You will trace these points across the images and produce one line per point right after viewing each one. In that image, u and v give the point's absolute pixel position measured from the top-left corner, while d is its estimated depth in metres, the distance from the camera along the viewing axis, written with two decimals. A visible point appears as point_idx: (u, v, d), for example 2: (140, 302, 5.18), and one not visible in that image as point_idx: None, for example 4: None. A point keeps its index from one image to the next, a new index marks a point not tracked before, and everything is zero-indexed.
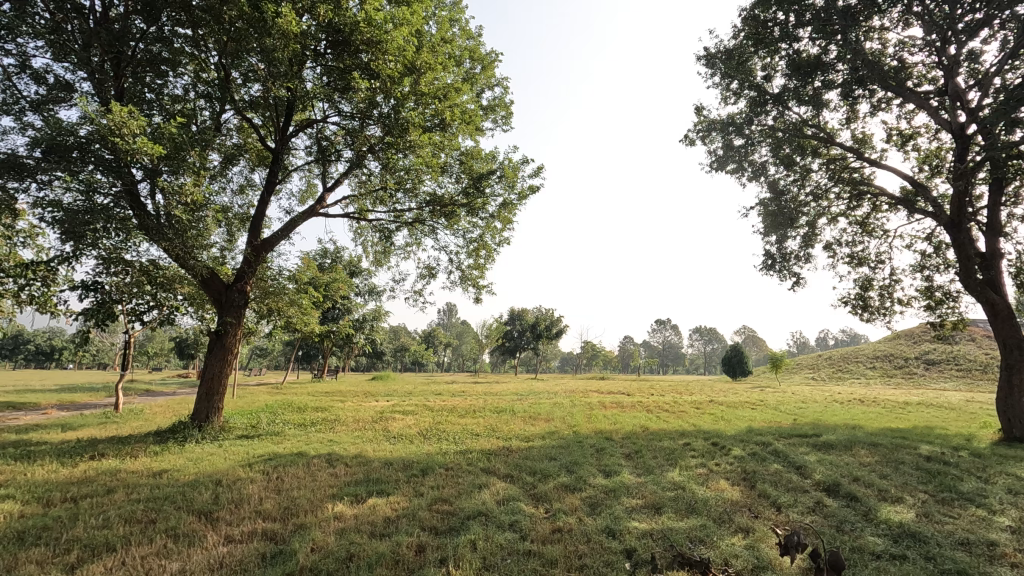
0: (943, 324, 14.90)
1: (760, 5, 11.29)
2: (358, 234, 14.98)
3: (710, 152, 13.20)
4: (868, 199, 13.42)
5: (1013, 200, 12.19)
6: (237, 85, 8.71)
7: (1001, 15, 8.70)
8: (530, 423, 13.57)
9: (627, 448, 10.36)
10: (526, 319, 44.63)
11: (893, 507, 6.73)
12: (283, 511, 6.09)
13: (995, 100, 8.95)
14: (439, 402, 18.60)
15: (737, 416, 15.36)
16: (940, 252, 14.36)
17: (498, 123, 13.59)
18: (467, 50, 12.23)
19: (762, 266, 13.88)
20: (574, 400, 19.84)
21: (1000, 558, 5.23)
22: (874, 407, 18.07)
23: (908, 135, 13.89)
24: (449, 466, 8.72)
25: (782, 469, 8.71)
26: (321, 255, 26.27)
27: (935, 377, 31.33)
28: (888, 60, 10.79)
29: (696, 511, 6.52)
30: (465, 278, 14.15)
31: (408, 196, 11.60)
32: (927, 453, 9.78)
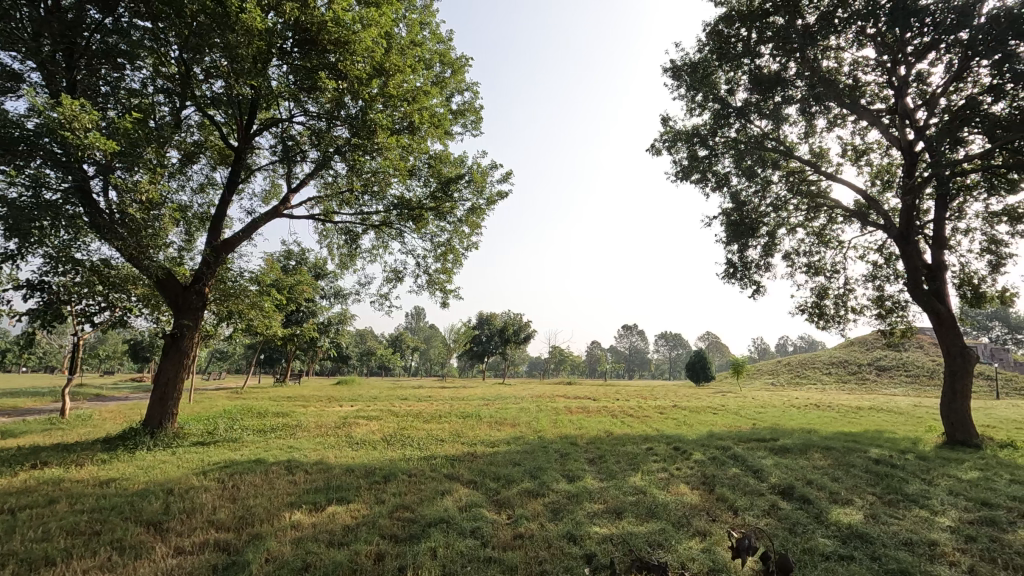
0: (893, 331, 15.56)
1: (724, 20, 11.63)
2: (324, 236, 14.76)
3: (675, 162, 13.48)
4: (824, 211, 13.95)
5: (956, 215, 12.87)
6: (199, 81, 8.46)
7: (947, 40, 9.19)
8: (496, 428, 13.55)
9: (591, 453, 10.45)
10: (494, 324, 44.61)
11: (843, 509, 6.99)
12: (238, 520, 5.92)
13: (940, 120, 9.42)
14: (405, 407, 18.38)
15: (699, 420, 15.69)
16: (891, 263, 15.02)
17: (468, 127, 13.61)
18: (438, 54, 12.26)
19: (724, 274, 14.24)
20: (541, 405, 19.94)
21: (940, 557, 5.48)
22: (829, 412, 18.73)
23: (861, 151, 14.51)
24: (412, 472, 8.64)
25: (740, 473, 8.94)
26: (286, 256, 25.68)
27: (886, 383, 32.70)
28: (844, 78, 11.25)
29: (655, 516, 6.63)
30: (432, 282, 14.09)
31: (375, 199, 11.47)
32: (876, 456, 10.19)
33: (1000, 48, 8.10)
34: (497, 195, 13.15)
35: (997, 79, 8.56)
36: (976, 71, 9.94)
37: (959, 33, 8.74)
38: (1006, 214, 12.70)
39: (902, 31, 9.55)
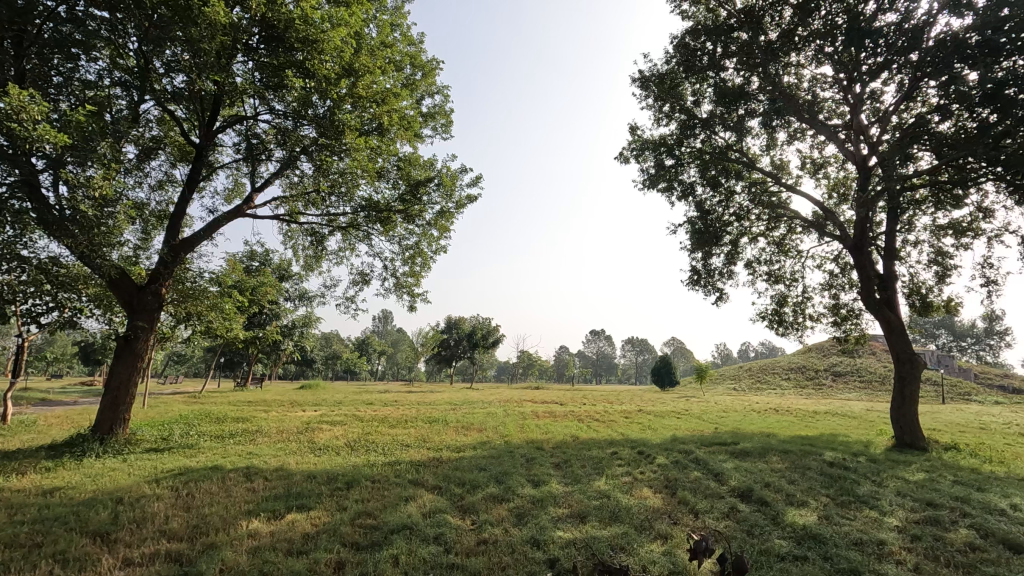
0: (848, 338, 16.15)
1: (691, 33, 11.91)
2: (289, 237, 14.47)
3: (643, 170, 13.69)
4: (783, 222, 14.41)
5: (907, 228, 13.48)
6: (159, 75, 8.17)
7: (899, 61, 9.63)
8: (463, 433, 13.48)
9: (556, 458, 10.50)
10: (462, 328, 44.41)
11: (798, 511, 7.21)
12: (191, 530, 5.72)
13: (892, 137, 9.83)
14: (370, 412, 18.08)
15: (663, 425, 15.95)
16: (846, 272, 15.62)
17: (438, 131, 13.57)
18: (408, 55, 12.21)
19: (688, 281, 14.54)
20: (508, 409, 19.96)
21: (888, 556, 5.71)
22: (787, 416, 19.30)
23: (819, 164, 15.07)
24: (376, 478, 8.50)
25: (702, 476, 9.13)
26: (249, 257, 25.04)
27: (840, 388, 33.92)
28: (804, 94, 11.67)
29: (618, 519, 6.71)
30: (399, 285, 13.96)
31: (342, 199, 11.30)
32: (831, 459, 10.55)
33: (946, 70, 8.53)
34: (467, 199, 13.15)
35: (943, 100, 9.01)
36: (925, 91, 10.45)
37: (909, 55, 9.17)
38: (951, 227, 13.38)
39: (858, 51, 9.96)
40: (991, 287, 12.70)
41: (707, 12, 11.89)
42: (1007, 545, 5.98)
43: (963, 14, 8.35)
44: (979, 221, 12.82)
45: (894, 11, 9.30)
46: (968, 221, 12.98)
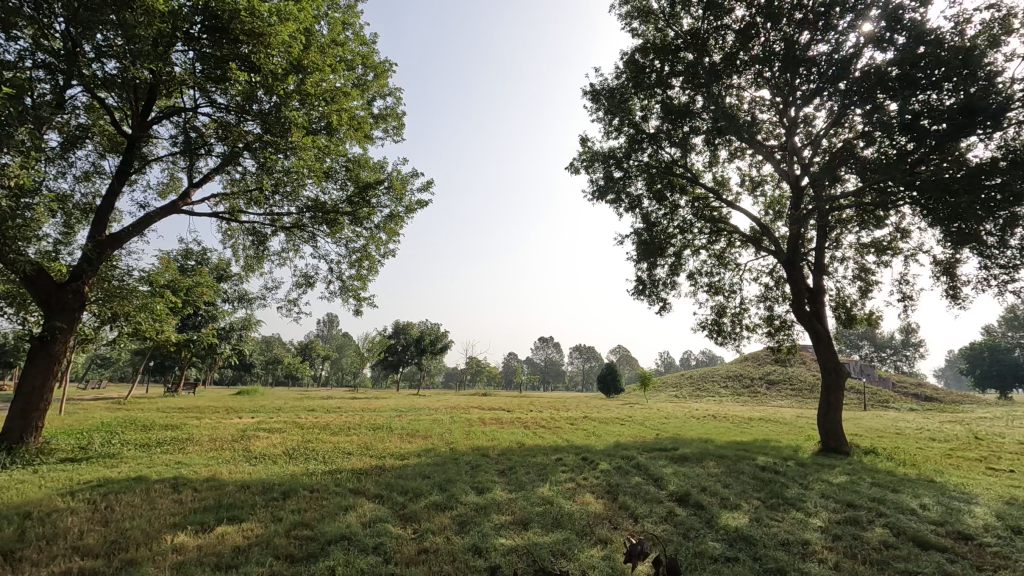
0: (781, 348, 16.99)
1: (640, 51, 12.29)
2: (229, 236, 13.88)
3: (592, 181, 13.97)
4: (723, 236, 15.05)
5: (834, 245, 14.37)
6: (89, 60, 7.67)
7: (828, 89, 10.29)
8: (407, 440, 13.26)
9: (502, 465, 10.50)
10: (410, 334, 43.74)
11: (731, 513, 7.51)
12: (109, 545, 5.35)
13: (823, 160, 10.46)
14: (311, 419, 17.49)
15: (607, 431, 16.24)
16: (780, 285, 16.47)
17: (389, 133, 13.40)
18: (360, 55, 12.02)
19: (633, 291, 14.93)
20: (455, 416, 19.79)
21: (812, 555, 6.03)
22: (724, 422, 20.08)
23: (757, 182, 15.85)
24: (315, 487, 8.23)
25: (643, 481, 9.35)
26: (184, 255, 23.82)
27: (773, 396, 35.63)
28: (744, 114, 12.27)
29: (560, 525, 6.77)
30: (345, 288, 13.63)
31: (287, 199, 10.94)
32: (762, 463, 11.04)
33: (870, 99, 9.18)
34: (417, 203, 13.02)
35: (868, 127, 9.66)
36: (851, 118, 11.20)
37: (837, 83, 9.81)
38: (873, 245, 14.36)
39: (793, 77, 10.57)
40: (906, 302, 13.70)
41: (656, 31, 12.31)
42: (916, 542, 6.44)
43: (885, 49, 9.03)
44: (897, 240, 13.83)
45: (826, 42, 9.95)
46: (888, 240, 13.97)
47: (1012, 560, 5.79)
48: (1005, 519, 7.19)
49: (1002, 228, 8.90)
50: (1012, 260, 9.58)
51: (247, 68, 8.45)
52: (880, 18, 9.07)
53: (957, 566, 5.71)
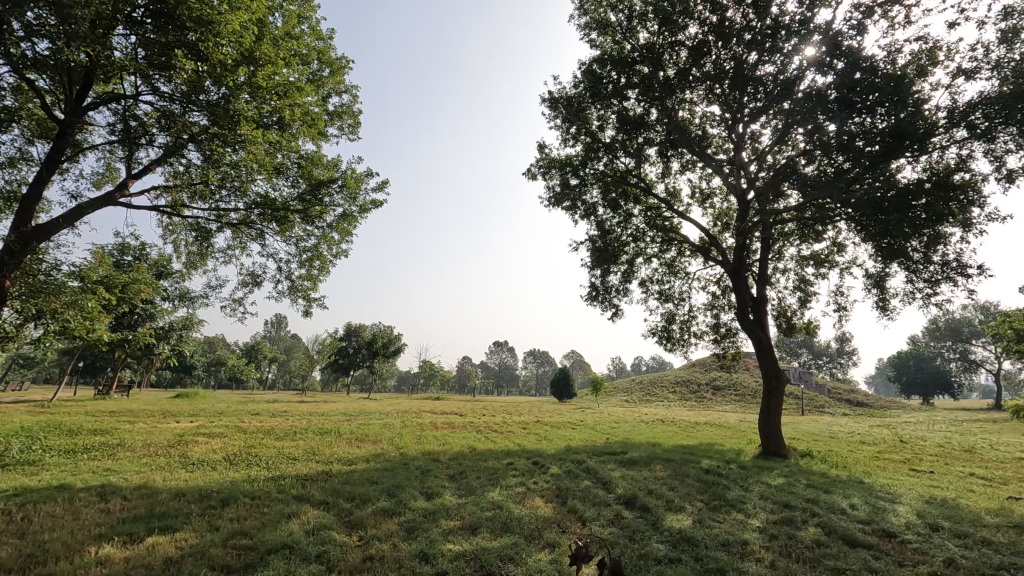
0: (726, 355, 17.60)
1: (598, 61, 12.48)
2: (170, 231, 13.22)
3: (549, 187, 14.09)
4: (674, 245, 15.48)
5: (777, 257, 15.03)
6: (16, 38, 7.14)
7: (774, 108, 10.75)
8: (356, 445, 12.95)
9: (452, 469, 10.40)
10: (362, 336, 42.72)
11: (676, 515, 7.71)
12: (24, 560, 4.97)
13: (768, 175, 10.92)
14: (254, 423, 16.82)
15: (558, 435, 16.38)
16: (726, 294, 17.08)
17: (344, 131, 13.12)
18: (316, 50, 11.72)
19: (587, 296, 15.14)
20: (406, 420, 19.47)
21: (749, 554, 6.26)
22: (672, 427, 20.60)
23: (707, 194, 16.40)
24: (256, 494, 7.90)
25: (591, 485, 9.47)
26: (121, 250, 22.55)
27: (718, 401, 36.82)
28: (696, 128, 12.68)
29: (509, 530, 6.76)
30: (294, 288, 13.23)
31: (234, 194, 10.52)
32: (706, 466, 11.39)
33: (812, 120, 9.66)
34: (371, 203, 12.80)
35: (810, 146, 10.13)
36: (795, 137, 11.75)
37: (783, 102, 10.32)
38: (813, 258, 15.10)
39: (742, 95, 10.99)
40: (841, 312, 14.46)
41: (614, 43, 12.54)
42: (845, 540, 6.78)
43: (826, 73, 9.52)
44: (834, 254, 14.59)
45: (773, 63, 10.41)
46: (826, 254, 14.73)
47: (930, 555, 6.19)
48: (925, 517, 7.69)
49: (927, 245, 9.55)
50: (935, 275, 10.28)
51: (194, 57, 7.97)
52: (822, 44, 9.57)
53: (882, 562, 6.04)
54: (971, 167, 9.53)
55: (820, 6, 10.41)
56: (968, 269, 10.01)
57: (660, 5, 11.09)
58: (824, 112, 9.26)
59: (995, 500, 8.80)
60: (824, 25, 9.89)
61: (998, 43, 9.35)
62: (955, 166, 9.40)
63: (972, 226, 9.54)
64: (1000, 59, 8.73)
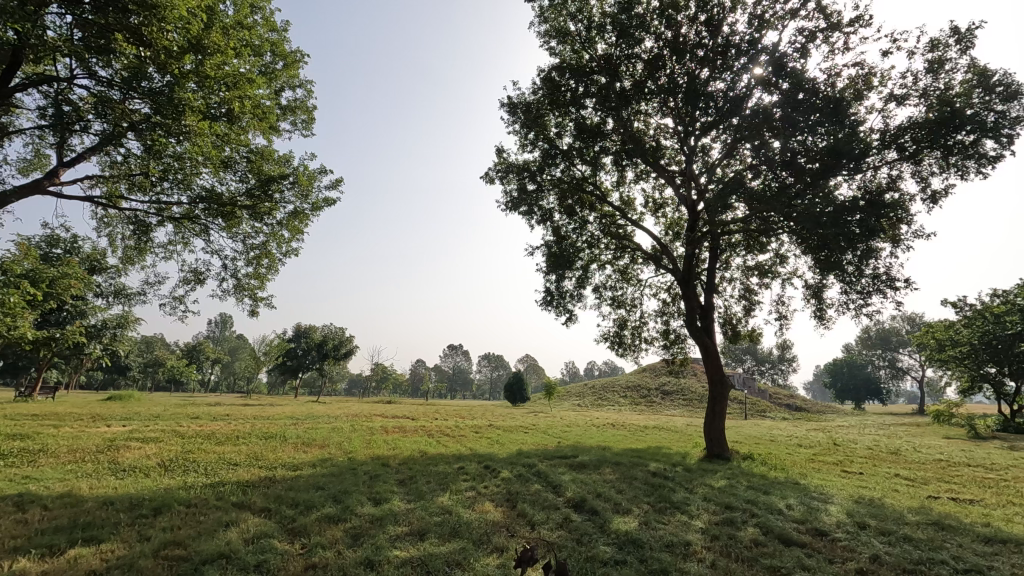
0: (675, 360, 18.09)
1: (557, 69, 12.56)
2: (105, 223, 12.48)
3: (506, 192, 14.13)
4: (627, 252, 15.80)
5: (724, 266, 15.57)
6: None
7: (723, 124, 11.18)
8: (302, 450, 12.55)
9: (402, 474, 10.23)
10: (312, 338, 41.48)
11: (623, 518, 7.84)
12: None
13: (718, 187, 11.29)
14: (194, 427, 16.04)
15: (511, 439, 16.40)
16: (676, 301, 17.56)
17: (298, 127, 12.76)
18: (269, 42, 11.34)
19: (542, 301, 15.24)
20: (356, 424, 19.03)
21: (692, 555, 6.43)
22: (622, 431, 20.99)
23: (659, 204, 16.84)
24: (192, 502, 7.53)
25: (541, 489, 9.52)
26: (50, 243, 21.10)
27: (667, 406, 37.80)
28: (650, 139, 13.01)
29: (457, 535, 6.70)
30: (240, 287, 12.74)
31: (177, 187, 10.04)
32: (654, 469, 11.65)
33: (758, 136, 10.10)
34: (324, 201, 12.49)
35: (756, 161, 10.55)
36: (742, 152, 12.23)
37: (731, 118, 10.79)
38: (757, 269, 15.74)
39: (694, 109, 11.36)
40: (782, 321, 15.12)
41: (573, 53, 12.71)
42: (781, 540, 7.06)
43: (772, 92, 9.97)
44: (777, 265, 15.25)
45: (723, 80, 10.81)
46: (769, 264, 15.39)
47: (858, 552, 6.53)
48: (854, 516, 8.11)
49: (860, 259, 10.13)
50: (867, 287, 10.90)
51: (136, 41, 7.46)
52: (769, 64, 10.05)
53: (814, 560, 6.32)
54: (900, 187, 10.19)
55: (768, 29, 10.90)
56: (896, 282, 10.67)
57: (618, 18, 11.34)
58: (769, 130, 9.80)
59: (916, 499, 9.37)
60: (771, 47, 10.37)
61: (925, 72, 10.03)
62: (886, 185, 10.01)
63: (900, 241, 10.19)
64: (927, 88, 9.38)
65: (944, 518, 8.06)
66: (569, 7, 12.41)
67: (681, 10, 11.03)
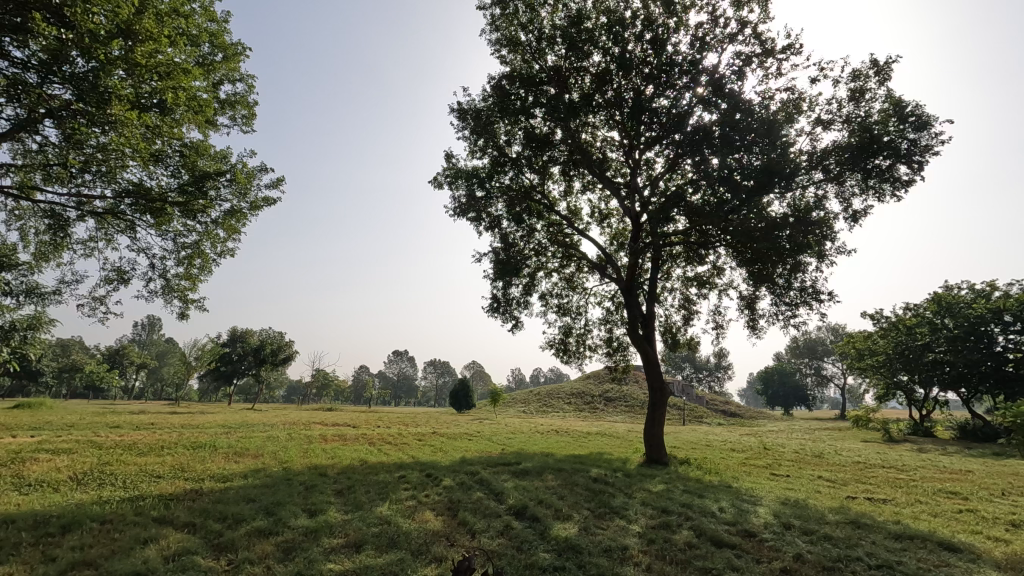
0: (618, 368, 18.44)
1: (507, 78, 12.58)
2: (15, 216, 11.48)
3: (454, 198, 14.05)
4: (573, 261, 16.02)
5: (665, 276, 16.06)
6: None
7: (666, 139, 11.58)
8: (233, 460, 11.92)
9: (339, 484, 9.89)
10: (248, 342, 39.59)
11: (563, 524, 7.88)
12: None
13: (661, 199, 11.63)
14: (112, 437, 14.91)
15: (454, 447, 16.20)
16: (619, 310, 17.95)
17: (237, 122, 12.22)
18: (207, 32, 10.81)
19: (488, 308, 15.21)
20: (293, 432, 18.31)
21: (629, 559, 6.54)
22: (565, 437, 21.17)
23: (605, 214, 17.20)
24: (106, 518, 6.98)
25: (483, 496, 9.45)
26: None
27: (609, 412, 38.55)
28: (597, 152, 13.29)
29: (395, 546, 6.54)
30: (169, 288, 12.02)
31: (100, 179, 9.37)
32: (595, 475, 11.79)
33: (699, 152, 10.51)
34: (264, 200, 11.99)
35: (696, 176, 10.94)
36: (683, 167, 12.68)
37: (673, 134, 11.19)
38: (696, 280, 16.34)
39: (638, 124, 11.71)
40: (718, 330, 15.72)
41: (523, 62, 12.82)
42: (714, 541, 7.31)
43: (711, 111, 10.41)
44: (714, 276, 15.88)
45: (666, 96, 11.21)
46: (707, 276, 16.00)
47: (782, 552, 6.83)
48: (780, 517, 8.49)
49: (789, 272, 10.71)
50: (794, 300, 11.52)
51: (57, 21, 6.91)
52: (708, 84, 10.51)
53: (742, 560, 6.57)
54: (825, 206, 10.85)
55: (708, 50, 11.40)
56: (820, 295, 11.33)
57: (568, 31, 11.55)
58: (709, 147, 10.21)
59: (837, 500, 9.93)
60: (710, 68, 10.85)
61: (848, 100, 10.76)
62: (814, 204, 10.63)
63: (825, 257, 10.84)
64: (850, 114, 10.03)
65: (860, 517, 8.59)
66: (520, 17, 12.51)
67: (628, 27, 11.36)
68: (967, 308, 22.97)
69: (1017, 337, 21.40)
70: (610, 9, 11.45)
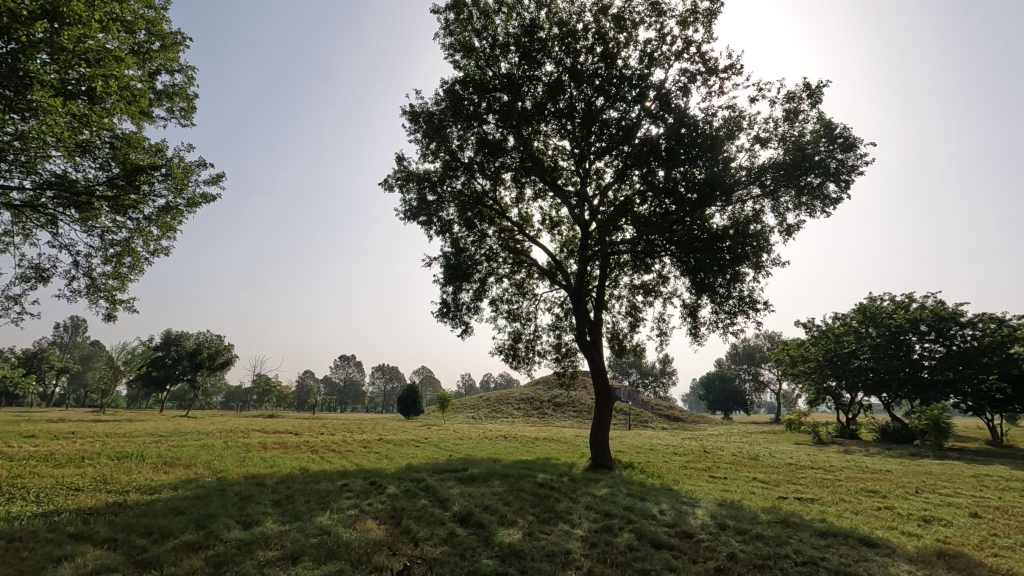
0: (566, 373, 18.66)
1: (460, 83, 12.54)
2: None
3: (405, 201, 13.90)
4: (524, 267, 16.10)
5: (613, 283, 16.40)
6: None
7: (615, 150, 11.86)
8: (162, 471, 11.26)
9: (278, 494, 9.53)
10: (183, 346, 37.40)
11: (507, 530, 7.89)
12: None
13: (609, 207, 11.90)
14: (26, 447, 13.79)
15: (399, 454, 15.91)
16: (568, 316, 18.18)
17: (175, 114, 11.64)
18: (144, 18, 10.26)
19: (438, 312, 15.08)
20: (230, 440, 17.49)
21: (570, 563, 6.62)
22: (513, 443, 21.14)
23: (556, 221, 17.40)
24: (15, 536, 6.44)
25: (428, 504, 9.32)
26: None
27: (557, 418, 38.76)
28: (548, 159, 13.47)
29: (334, 556, 6.36)
30: (94, 288, 11.27)
31: (19, 169, 8.72)
32: (541, 480, 11.88)
33: (646, 164, 10.82)
34: (202, 197, 11.47)
35: (644, 186, 11.24)
36: (630, 178, 13.01)
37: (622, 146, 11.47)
38: (642, 287, 16.74)
39: (588, 134, 11.96)
40: (662, 337, 16.18)
41: (476, 68, 12.82)
42: (653, 543, 7.49)
43: (658, 125, 10.75)
44: (659, 285, 16.34)
45: (616, 109, 11.51)
46: (653, 284, 16.44)
47: (717, 552, 7.09)
48: (717, 517, 8.82)
49: (728, 282, 11.17)
50: (733, 308, 12.02)
51: None
52: (656, 99, 10.84)
53: (679, 561, 6.77)
54: (762, 219, 11.39)
55: (656, 66, 11.78)
56: (756, 304, 11.86)
57: (521, 40, 11.66)
58: (656, 159, 10.54)
59: (769, 500, 10.42)
60: (657, 83, 11.18)
61: (783, 120, 11.37)
62: (752, 217, 11.15)
63: (761, 268, 11.37)
64: (785, 134, 10.57)
65: (790, 516, 9.02)
66: (474, 23, 12.54)
67: (580, 40, 11.59)
68: (888, 317, 24.54)
69: (931, 345, 23.05)
70: (563, 21, 11.66)
